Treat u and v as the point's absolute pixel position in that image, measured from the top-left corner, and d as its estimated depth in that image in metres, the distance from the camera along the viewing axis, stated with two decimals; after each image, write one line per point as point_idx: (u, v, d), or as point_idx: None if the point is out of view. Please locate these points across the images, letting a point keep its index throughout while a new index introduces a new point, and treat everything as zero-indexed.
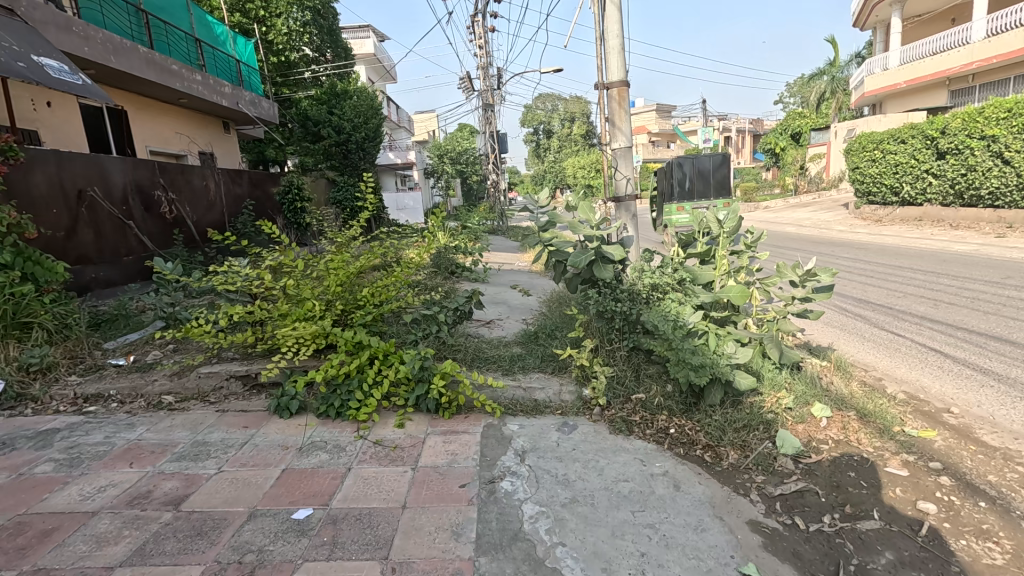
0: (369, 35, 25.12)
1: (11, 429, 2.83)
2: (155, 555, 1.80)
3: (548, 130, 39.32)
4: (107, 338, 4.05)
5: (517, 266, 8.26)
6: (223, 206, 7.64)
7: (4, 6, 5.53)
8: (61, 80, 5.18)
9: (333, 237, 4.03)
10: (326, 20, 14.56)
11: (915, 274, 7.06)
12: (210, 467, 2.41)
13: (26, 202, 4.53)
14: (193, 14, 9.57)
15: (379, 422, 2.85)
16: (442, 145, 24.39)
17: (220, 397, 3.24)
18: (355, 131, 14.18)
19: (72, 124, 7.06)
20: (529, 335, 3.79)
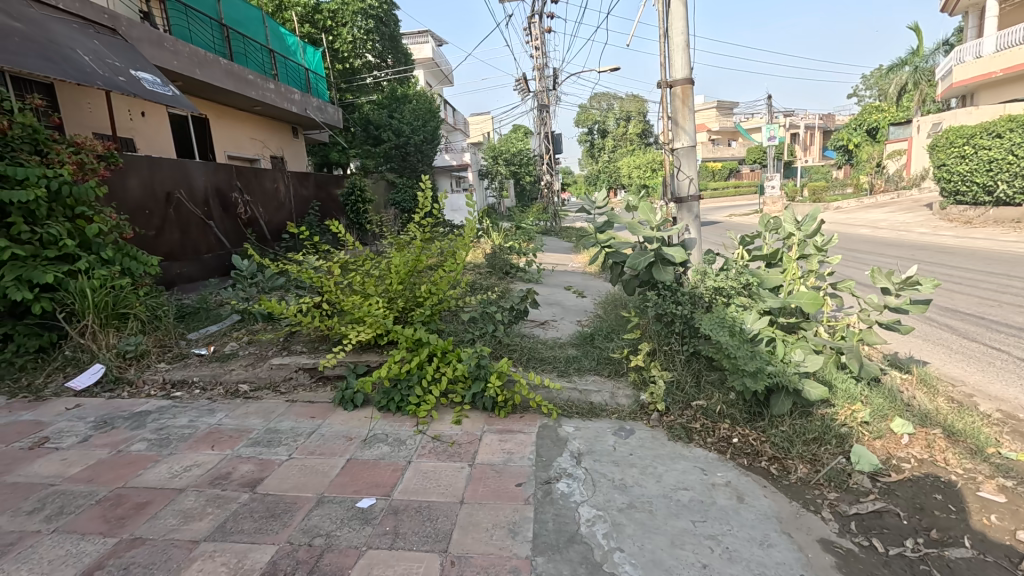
0: (427, 40, 25.72)
1: (111, 410, 3.13)
2: (234, 533, 1.94)
3: (603, 130, 38.86)
4: (191, 330, 4.39)
5: (571, 267, 8.21)
6: (292, 207, 8.07)
7: (107, 26, 6.12)
8: (155, 92, 5.66)
9: (394, 237, 4.16)
10: (389, 26, 14.99)
11: (1011, 281, 6.42)
12: (281, 454, 2.55)
13: (123, 204, 4.99)
14: (268, 27, 10.19)
15: (437, 419, 2.92)
16: (497, 146, 24.67)
17: (289, 387, 3.42)
18: (414, 135, 14.61)
19: (163, 132, 7.70)
20: (584, 337, 3.77)
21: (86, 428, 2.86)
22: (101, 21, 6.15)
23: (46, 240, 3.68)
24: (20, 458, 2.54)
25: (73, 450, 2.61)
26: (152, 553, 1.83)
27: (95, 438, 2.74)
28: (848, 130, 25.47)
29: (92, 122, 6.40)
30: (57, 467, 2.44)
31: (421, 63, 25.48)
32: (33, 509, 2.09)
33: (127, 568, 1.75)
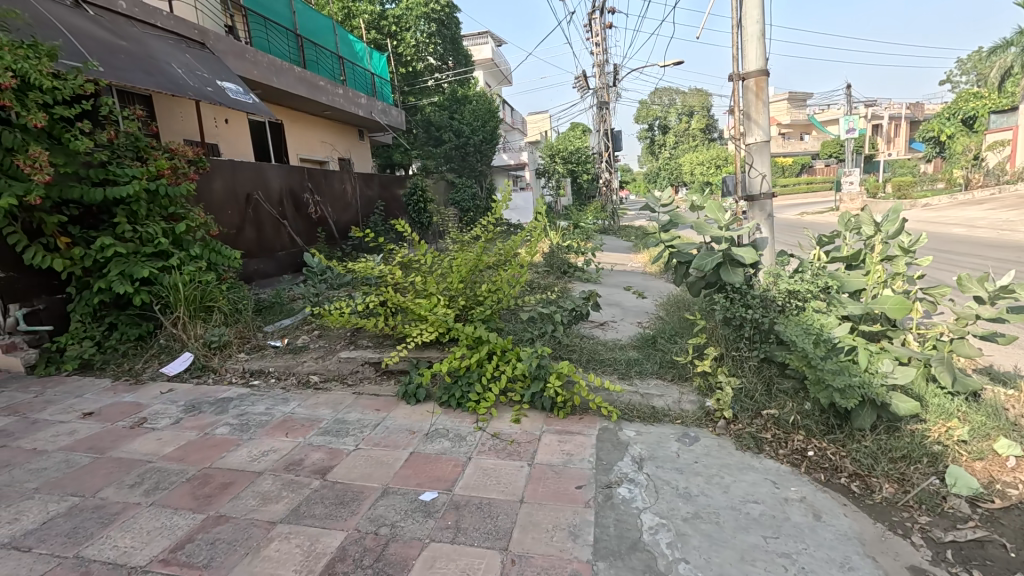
0: (487, 41, 25.99)
1: (198, 396, 3.39)
2: (307, 516, 2.04)
3: (664, 126, 37.76)
4: (267, 323, 4.68)
5: (631, 266, 8.04)
6: (358, 207, 8.42)
7: (197, 41, 6.64)
8: (238, 100, 6.08)
9: (456, 236, 4.24)
10: (449, 28, 15.41)
11: None
12: (349, 444, 2.67)
13: (208, 204, 5.37)
14: (338, 35, 10.68)
15: (496, 416, 2.94)
16: (555, 144, 24.55)
17: (356, 379, 3.57)
18: (474, 135, 14.83)
19: (244, 137, 8.26)
20: (646, 339, 3.68)
21: (177, 411, 3.11)
22: (192, 36, 6.68)
23: (144, 238, 4.08)
24: (123, 436, 2.80)
25: (167, 431, 2.85)
26: (235, 530, 1.96)
27: (185, 421, 2.98)
28: (940, 119, 23.30)
29: (183, 129, 6.97)
30: (153, 446, 2.68)
31: (480, 64, 25.83)
32: (134, 483, 2.31)
33: (214, 543, 1.89)
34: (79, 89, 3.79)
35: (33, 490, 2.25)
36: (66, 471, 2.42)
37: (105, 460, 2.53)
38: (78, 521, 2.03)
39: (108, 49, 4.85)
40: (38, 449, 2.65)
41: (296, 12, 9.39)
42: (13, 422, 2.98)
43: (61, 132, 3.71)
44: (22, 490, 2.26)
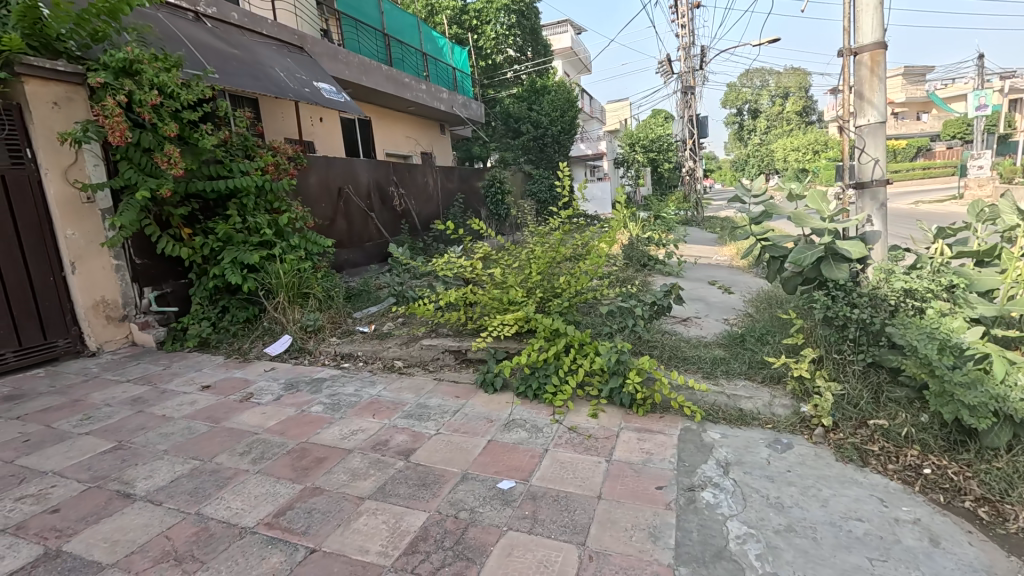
0: (566, 29, 25.63)
1: (296, 375, 3.68)
2: (392, 495, 2.15)
3: (754, 110, 35.34)
4: (356, 309, 4.97)
5: (716, 260, 7.65)
6: (439, 200, 8.69)
7: (296, 45, 7.14)
8: (331, 99, 6.47)
9: (534, 228, 4.25)
10: (530, 20, 15.47)
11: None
12: (431, 428, 2.78)
13: (306, 198, 5.78)
14: (422, 32, 11.03)
15: (573, 410, 2.92)
16: (636, 133, 23.78)
17: (437, 366, 3.71)
18: (552, 125, 14.41)
19: (336, 134, 8.78)
20: (734, 337, 3.47)
21: (279, 389, 3.40)
22: (292, 41, 7.18)
23: (252, 229, 4.50)
24: (233, 408, 3.10)
25: (270, 406, 3.12)
26: (329, 502, 2.11)
27: (285, 398, 3.24)
28: None
29: (284, 129, 7.55)
30: (258, 419, 2.94)
31: (559, 53, 25.56)
32: (243, 451, 2.55)
33: (310, 512, 2.04)
34: (201, 95, 4.22)
35: (162, 451, 2.56)
36: (188, 437, 2.72)
37: (219, 429, 2.81)
38: (198, 482, 2.28)
39: (222, 57, 5.34)
40: (166, 415, 3.01)
41: (384, 12, 9.80)
42: (147, 391, 3.41)
43: (187, 135, 4.17)
44: (154, 451, 2.57)
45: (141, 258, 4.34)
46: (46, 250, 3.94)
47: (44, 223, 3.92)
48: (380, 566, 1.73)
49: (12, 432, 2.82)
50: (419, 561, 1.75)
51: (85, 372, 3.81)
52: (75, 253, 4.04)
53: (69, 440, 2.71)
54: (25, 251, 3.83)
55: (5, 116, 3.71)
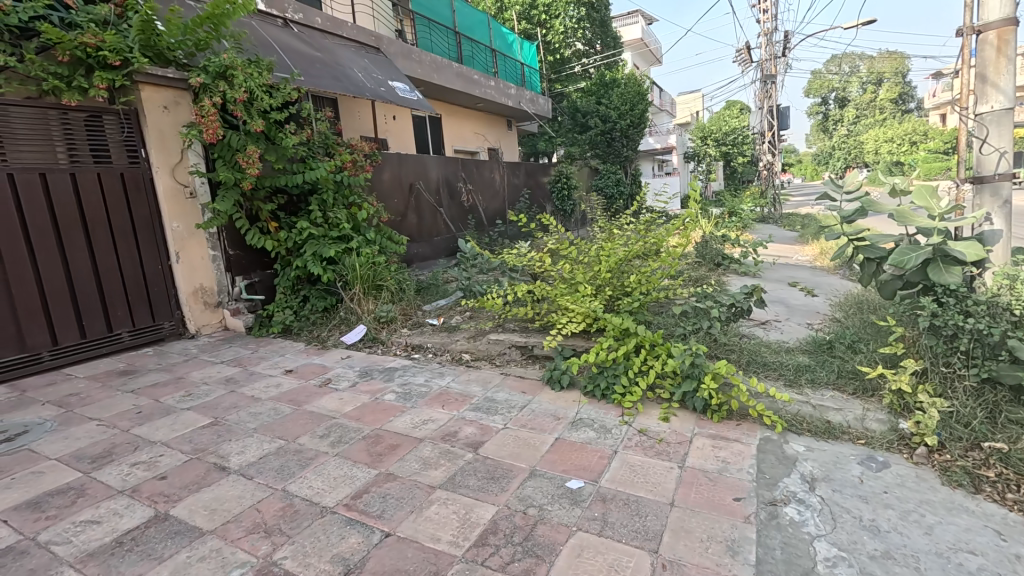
0: (637, 19, 24.94)
1: (370, 363, 3.84)
2: (462, 486, 2.19)
3: (842, 99, 32.79)
4: (426, 302, 5.12)
5: (796, 259, 7.20)
6: (505, 196, 8.76)
7: (372, 47, 7.42)
8: (405, 98, 6.67)
9: (603, 225, 4.18)
10: (600, 12, 15.24)
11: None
12: (499, 422, 2.80)
13: (380, 193, 6.01)
14: (492, 29, 11.13)
15: (643, 412, 2.85)
16: (708, 125, 22.77)
17: (503, 361, 3.75)
18: (621, 119, 13.85)
19: (408, 131, 9.06)
20: (820, 344, 3.23)
21: (354, 376, 3.57)
22: (369, 43, 7.46)
23: (330, 224, 4.74)
24: (313, 392, 3.29)
25: (347, 392, 3.29)
26: (402, 489, 2.18)
27: (360, 385, 3.39)
28: None
29: (360, 127, 7.89)
30: (336, 404, 3.10)
31: (629, 44, 24.91)
32: (323, 434, 2.69)
33: (385, 497, 2.12)
34: (287, 97, 4.48)
35: (252, 429, 2.76)
36: (274, 417, 2.91)
37: (301, 412, 2.99)
38: (283, 460, 2.43)
39: (308, 60, 5.65)
40: (255, 396, 3.24)
41: (455, 11, 9.98)
42: (238, 372, 3.69)
43: (274, 134, 4.43)
44: (245, 429, 2.77)
45: (234, 249, 4.73)
46: (155, 241, 4.36)
47: (154, 215, 4.33)
48: (452, 555, 1.77)
49: (126, 404, 3.14)
50: (489, 554, 1.77)
51: (186, 353, 4.18)
52: (179, 243, 4.43)
53: (173, 414, 2.97)
54: (139, 241, 4.25)
55: (124, 120, 4.13)
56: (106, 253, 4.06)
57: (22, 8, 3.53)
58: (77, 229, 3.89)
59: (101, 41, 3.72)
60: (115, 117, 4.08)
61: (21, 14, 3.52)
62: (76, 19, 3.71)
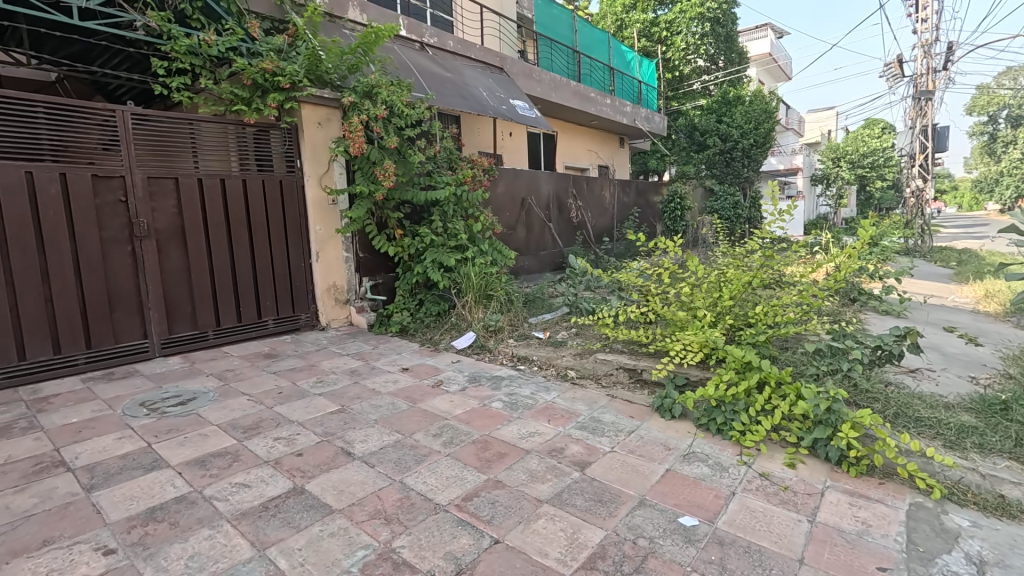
0: (766, 34, 23.69)
1: (478, 369, 3.98)
2: (570, 504, 2.18)
3: (1017, 117, 28.18)
4: (533, 315, 5.19)
5: (953, 301, 6.26)
6: (614, 213, 8.65)
7: (496, 67, 7.80)
8: (524, 115, 6.89)
9: (725, 250, 3.97)
10: (726, 27, 14.63)
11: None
12: (606, 444, 2.75)
13: (495, 206, 6.24)
14: (611, 47, 11.16)
15: (765, 454, 2.63)
16: (842, 145, 20.75)
17: (610, 381, 3.67)
18: (744, 138, 13.07)
19: (523, 147, 9.32)
20: (991, 404, 2.77)
21: (464, 380, 3.72)
22: (494, 63, 7.83)
23: (449, 234, 5.02)
24: (427, 392, 3.47)
25: (457, 395, 3.43)
26: (510, 498, 2.22)
27: (469, 390, 3.52)
28: None
29: (479, 141, 8.27)
30: (447, 406, 3.24)
31: (755, 60, 23.51)
32: (436, 433, 2.83)
33: (494, 504, 2.17)
34: (421, 115, 4.83)
35: (373, 421, 2.98)
36: (393, 411, 3.12)
37: (416, 409, 3.17)
38: (400, 453, 2.59)
39: (440, 81, 6.06)
40: (376, 389, 3.50)
41: (576, 31, 10.15)
42: (361, 366, 4.01)
43: (406, 150, 4.80)
44: (367, 419, 3.00)
45: (364, 252, 5.17)
46: (301, 241, 4.91)
47: (303, 219, 4.89)
48: (559, 572, 1.76)
49: (269, 384, 3.55)
50: None
51: (318, 343, 4.63)
52: (320, 245, 4.95)
53: (308, 398, 3.31)
54: (288, 241, 4.81)
55: (288, 135, 4.73)
56: (263, 250, 4.65)
57: (221, 42, 4.24)
58: (243, 227, 4.51)
59: (277, 68, 4.31)
60: (279, 132, 4.69)
61: (220, 46, 4.22)
62: (259, 48, 4.35)
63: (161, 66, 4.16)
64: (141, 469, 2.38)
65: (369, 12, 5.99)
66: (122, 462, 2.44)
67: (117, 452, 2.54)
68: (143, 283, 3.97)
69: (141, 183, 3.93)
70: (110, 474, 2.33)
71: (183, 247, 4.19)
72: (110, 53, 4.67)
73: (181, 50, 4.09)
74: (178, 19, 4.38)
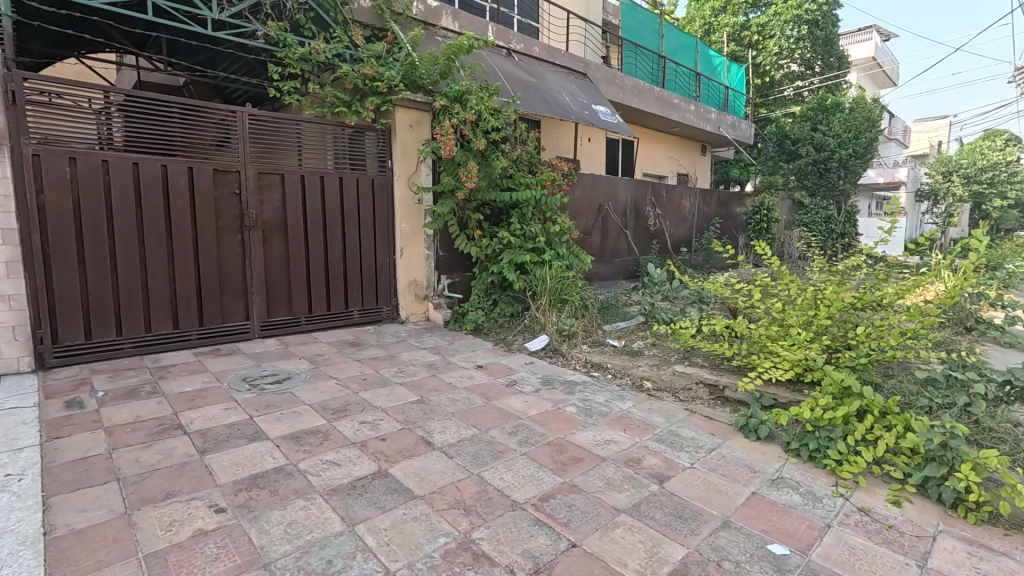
0: (871, 36, 22.01)
1: (551, 373, 3.98)
2: (649, 517, 2.12)
3: None
4: (607, 322, 5.11)
5: None
6: (694, 223, 8.36)
7: (580, 73, 7.80)
8: (605, 121, 6.82)
9: (822, 266, 3.72)
10: (824, 30, 13.76)
11: None
12: (685, 459, 2.66)
13: (573, 210, 6.23)
14: (699, 52, 10.83)
15: (865, 488, 2.42)
16: (955, 158, 18.83)
17: (688, 396, 3.54)
18: (841, 148, 12.27)
19: (601, 153, 9.23)
20: None
21: (537, 382, 3.73)
22: (577, 69, 7.82)
23: (527, 236, 5.07)
24: (501, 390, 3.52)
25: (531, 396, 3.45)
26: (586, 503, 2.19)
27: (543, 392, 3.53)
28: None
29: (558, 146, 8.29)
30: (522, 405, 3.27)
31: (855, 65, 21.91)
32: (511, 431, 2.86)
33: (570, 507, 2.16)
34: (507, 118, 4.92)
35: (450, 413, 3.06)
36: (469, 406, 3.20)
37: (490, 406, 3.23)
38: (477, 448, 2.64)
39: (524, 85, 6.15)
40: (452, 384, 3.60)
41: (663, 36, 9.94)
42: (437, 360, 4.14)
43: (490, 153, 4.91)
44: (445, 411, 3.10)
45: (443, 251, 5.34)
46: (388, 238, 5.15)
47: (390, 216, 5.13)
48: None
49: (355, 370, 3.76)
50: None
51: (397, 335, 4.83)
52: (404, 241, 5.18)
53: (389, 386, 3.46)
54: (376, 236, 5.07)
55: (382, 136, 4.99)
56: (353, 244, 4.93)
57: (329, 49, 4.56)
58: (336, 221, 4.80)
59: (376, 73, 4.59)
60: (373, 133, 4.95)
61: (327, 53, 4.55)
62: (361, 55, 4.64)
63: (277, 71, 4.54)
64: (245, 439, 2.59)
65: (461, 19, 6.19)
66: (229, 430, 2.67)
67: (225, 421, 2.79)
68: (249, 269, 4.33)
69: (253, 178, 4.30)
70: (218, 440, 2.56)
71: (284, 238, 4.53)
72: (232, 59, 5.15)
73: (294, 57, 4.44)
74: (292, 28, 4.76)
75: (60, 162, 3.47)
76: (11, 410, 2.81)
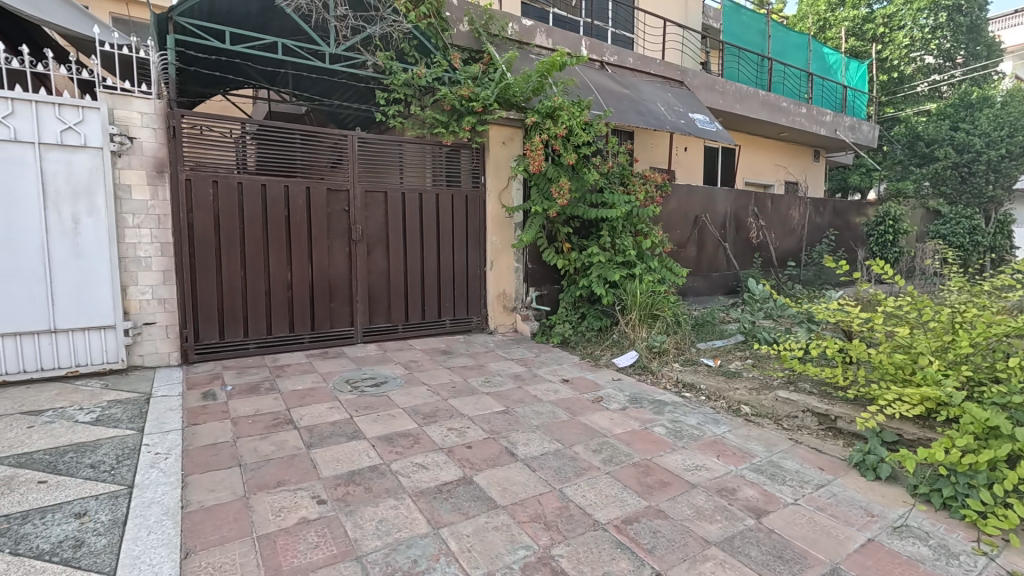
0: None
1: (640, 391, 3.84)
2: (743, 553, 1.97)
3: None
4: (702, 339, 4.86)
5: None
6: (804, 234, 7.69)
7: (677, 81, 7.55)
8: (703, 129, 6.53)
9: (959, 284, 3.25)
10: (967, 17, 12.20)
11: None
12: (787, 494, 2.43)
13: (666, 221, 6.01)
14: (811, 51, 10.02)
15: (1017, 549, 2.05)
16: None
17: (793, 425, 3.24)
18: (990, 148, 10.51)
19: (698, 162, 8.83)
20: None
21: (624, 399, 3.63)
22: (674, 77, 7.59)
23: (617, 249, 4.98)
24: (587, 406, 3.48)
25: (617, 413, 3.36)
26: (673, 531, 2.09)
27: (630, 410, 3.43)
28: None
29: (652, 157, 8.06)
30: (608, 423, 3.20)
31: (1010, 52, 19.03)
32: (595, 449, 2.81)
33: (655, 533, 2.07)
34: (598, 131, 4.91)
35: (535, 426, 3.08)
36: (554, 420, 3.20)
37: (576, 422, 3.20)
38: (560, 462, 2.63)
39: (618, 97, 6.08)
40: (538, 396, 3.62)
41: (770, 37, 9.37)
42: (523, 371, 4.19)
43: (581, 166, 4.91)
44: (529, 424, 3.12)
45: (532, 264, 5.42)
46: (479, 250, 5.33)
47: (482, 228, 5.31)
48: None
49: (445, 378, 3.92)
50: None
51: (486, 346, 4.96)
52: (494, 253, 5.33)
53: (476, 395, 3.56)
54: (468, 248, 5.27)
55: (476, 153, 5.21)
56: (447, 255, 5.16)
57: (430, 73, 4.86)
58: (432, 234, 5.07)
59: (472, 94, 4.81)
60: (469, 151, 5.18)
61: (428, 77, 4.84)
62: (458, 77, 4.89)
63: (384, 97, 4.90)
64: (345, 437, 2.80)
65: (554, 35, 6.28)
66: (332, 428, 2.90)
67: (329, 419, 3.03)
68: (354, 279, 4.70)
69: (360, 195, 4.68)
70: (322, 436, 2.79)
71: (386, 251, 4.86)
72: (345, 88, 5.67)
73: (399, 83, 4.78)
74: (399, 56, 5.14)
75: (205, 185, 4.02)
76: (161, 397, 3.29)
